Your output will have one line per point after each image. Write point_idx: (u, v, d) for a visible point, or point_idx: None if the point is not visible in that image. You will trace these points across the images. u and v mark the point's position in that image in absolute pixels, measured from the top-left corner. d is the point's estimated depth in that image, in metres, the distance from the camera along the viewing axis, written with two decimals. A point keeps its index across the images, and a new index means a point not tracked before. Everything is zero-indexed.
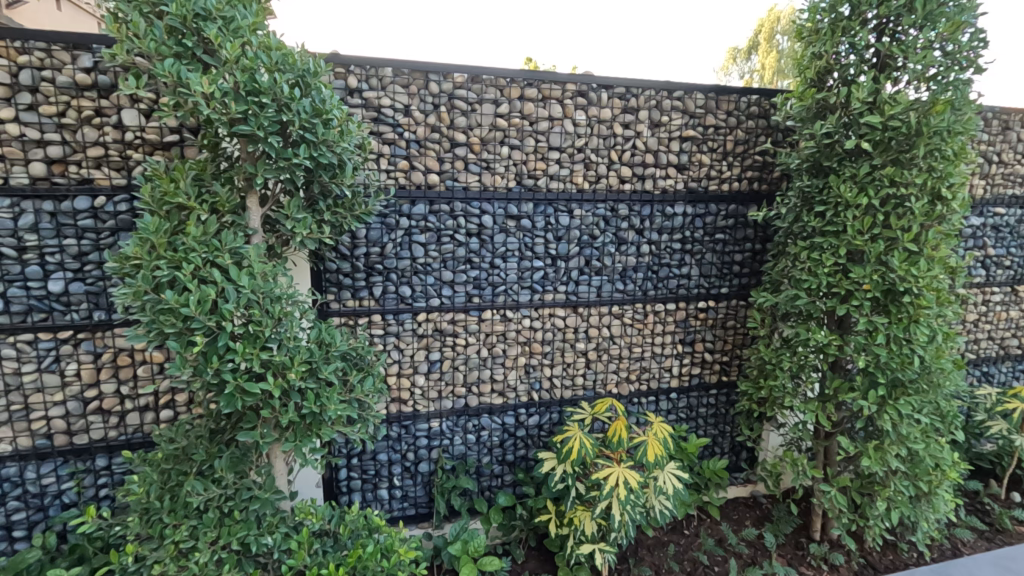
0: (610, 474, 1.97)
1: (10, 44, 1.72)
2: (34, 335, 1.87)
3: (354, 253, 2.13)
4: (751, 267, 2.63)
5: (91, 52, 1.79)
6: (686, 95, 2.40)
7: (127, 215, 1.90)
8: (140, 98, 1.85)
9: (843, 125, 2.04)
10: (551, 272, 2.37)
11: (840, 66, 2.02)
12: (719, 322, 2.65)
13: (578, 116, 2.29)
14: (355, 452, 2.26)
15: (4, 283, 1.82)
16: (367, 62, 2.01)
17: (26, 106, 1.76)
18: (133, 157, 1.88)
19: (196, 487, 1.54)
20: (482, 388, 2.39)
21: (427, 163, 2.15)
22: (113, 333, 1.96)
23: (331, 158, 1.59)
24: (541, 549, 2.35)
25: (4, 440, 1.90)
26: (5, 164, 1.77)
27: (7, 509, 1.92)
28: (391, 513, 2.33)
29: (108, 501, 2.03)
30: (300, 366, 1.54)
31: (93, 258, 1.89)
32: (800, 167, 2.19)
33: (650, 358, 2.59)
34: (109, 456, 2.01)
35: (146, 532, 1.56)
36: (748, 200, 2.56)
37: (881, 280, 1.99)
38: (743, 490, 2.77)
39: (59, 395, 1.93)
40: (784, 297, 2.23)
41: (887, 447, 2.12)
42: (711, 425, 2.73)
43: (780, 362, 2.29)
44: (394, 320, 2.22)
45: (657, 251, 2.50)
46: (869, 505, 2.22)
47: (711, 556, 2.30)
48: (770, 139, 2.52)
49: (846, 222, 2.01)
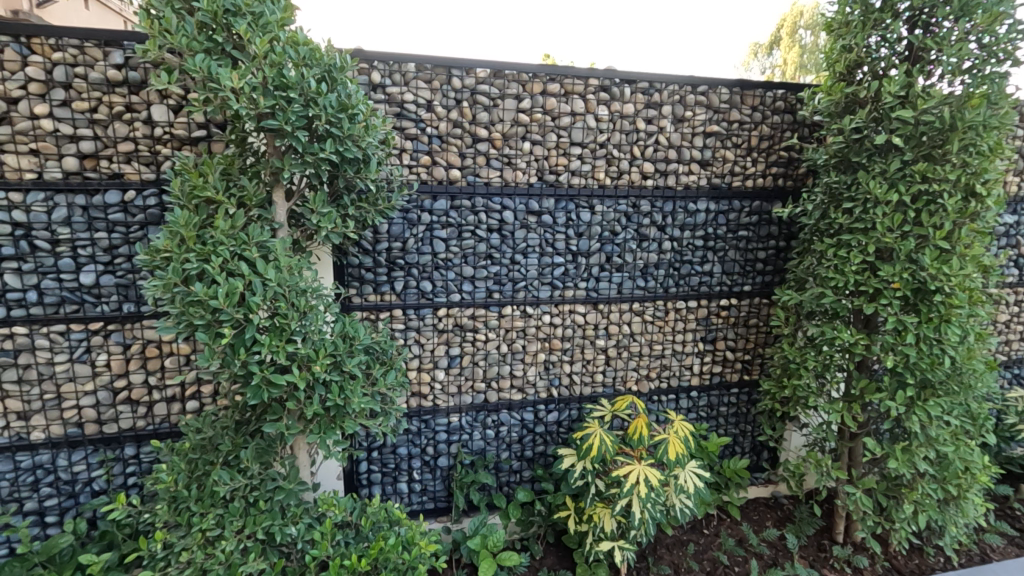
0: (630, 472, 1.96)
1: (45, 41, 1.76)
2: (67, 326, 1.92)
3: (375, 248, 2.14)
4: (775, 265, 2.59)
5: (122, 48, 1.82)
6: (710, 89, 2.37)
7: (155, 209, 1.93)
8: (169, 94, 1.88)
9: (873, 120, 1.99)
10: (571, 268, 2.37)
11: (870, 60, 1.98)
12: (741, 320, 2.61)
13: (601, 112, 2.27)
14: (375, 446, 2.28)
15: (39, 274, 1.86)
16: (390, 58, 2.02)
17: (60, 102, 1.80)
18: (162, 152, 1.91)
19: (223, 477, 1.56)
20: (501, 384, 2.39)
21: (449, 158, 2.16)
22: (142, 325, 1.99)
23: (356, 153, 1.60)
24: (560, 545, 2.35)
25: (37, 428, 1.95)
26: (39, 159, 1.81)
27: (40, 495, 1.98)
28: (410, 507, 2.35)
29: (136, 489, 2.08)
30: (325, 359, 1.56)
31: (123, 251, 1.93)
32: (828, 163, 2.15)
33: (671, 356, 2.57)
34: (137, 445, 2.06)
35: (174, 520, 1.59)
36: (772, 197, 2.52)
37: (911, 279, 1.95)
38: (764, 490, 2.74)
39: (89, 385, 1.98)
40: (809, 294, 2.19)
41: (916, 449, 2.07)
42: (731, 425, 2.70)
43: (804, 362, 2.25)
44: (415, 315, 2.23)
45: (679, 248, 2.47)
46: (895, 508, 2.17)
47: (732, 557, 2.28)
48: (796, 134, 2.48)
49: (875, 219, 1.97)
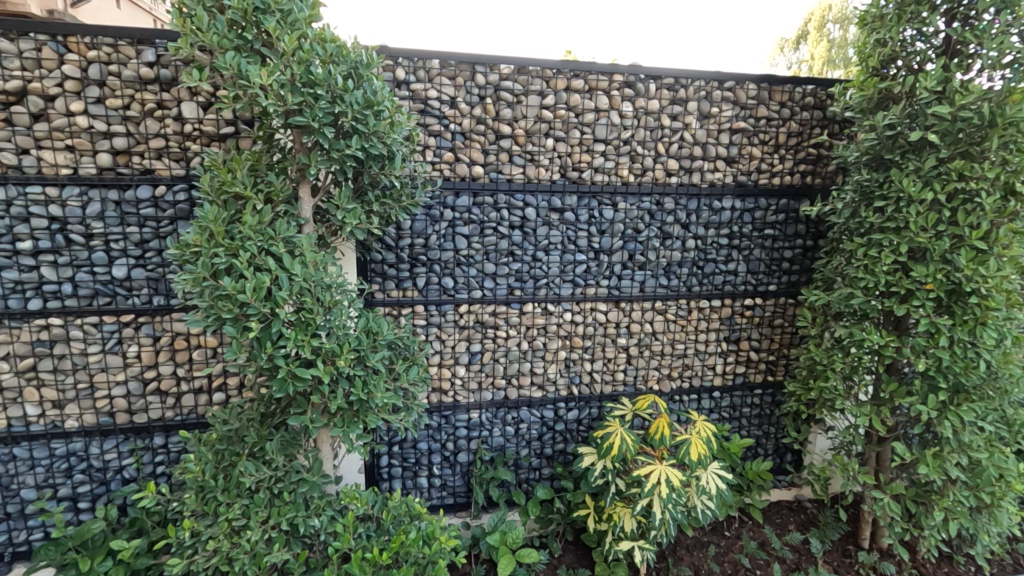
0: (651, 471, 1.94)
1: (80, 39, 1.80)
2: (100, 318, 1.98)
3: (398, 244, 2.15)
4: (801, 264, 2.54)
5: (154, 46, 1.85)
6: (737, 85, 2.33)
7: (185, 205, 1.97)
8: (199, 91, 1.91)
9: (908, 116, 1.94)
10: (593, 265, 2.35)
11: (905, 54, 1.93)
12: (766, 320, 2.57)
13: (625, 108, 2.25)
14: (396, 440, 2.29)
15: (73, 268, 1.92)
16: (415, 54, 2.02)
17: (94, 99, 1.85)
18: (191, 148, 1.95)
19: (249, 467, 1.60)
20: (522, 381, 2.39)
21: (472, 155, 2.16)
22: (172, 318, 2.03)
23: (381, 150, 1.61)
24: (578, 543, 2.34)
25: (71, 417, 2.01)
26: (75, 155, 1.87)
27: (74, 481, 2.04)
28: (430, 501, 2.37)
29: (165, 478, 2.13)
30: (349, 354, 1.57)
31: (154, 245, 1.97)
32: (859, 160, 2.09)
33: (693, 356, 2.54)
34: (166, 435, 2.10)
35: (201, 509, 1.62)
36: (800, 195, 2.47)
37: (945, 279, 1.89)
38: (787, 493, 2.70)
39: (121, 375, 2.03)
40: (838, 294, 2.14)
41: (947, 455, 2.01)
42: (755, 426, 2.66)
43: (831, 363, 2.21)
44: (436, 311, 2.24)
45: (703, 246, 2.44)
46: (924, 515, 2.12)
47: (754, 559, 2.26)
48: (826, 131, 2.42)
49: (908, 218, 1.91)
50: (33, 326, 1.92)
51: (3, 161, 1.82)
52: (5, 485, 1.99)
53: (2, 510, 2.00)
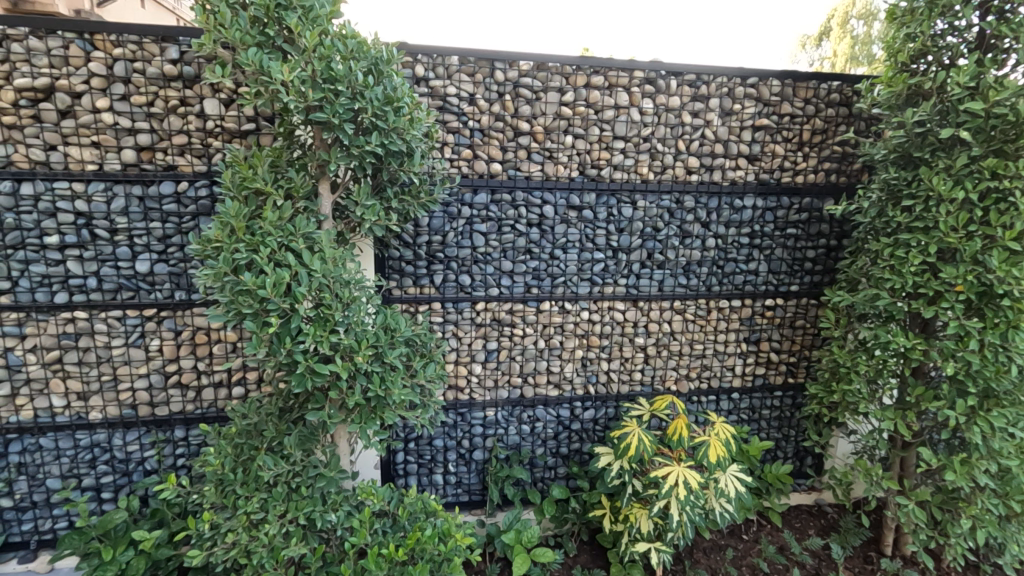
0: (669, 473, 1.92)
1: (106, 37, 1.83)
2: (123, 312, 2.01)
3: (416, 241, 2.16)
4: (825, 264, 2.49)
5: (177, 44, 1.87)
6: (761, 81, 2.29)
7: (206, 200, 1.99)
8: (221, 88, 1.93)
9: (939, 113, 1.89)
10: (612, 264, 2.33)
11: (936, 49, 1.88)
12: (788, 321, 2.52)
13: (645, 105, 2.22)
14: (412, 437, 2.30)
15: (98, 262, 1.95)
16: (434, 51, 2.02)
17: (120, 96, 1.88)
18: (213, 145, 1.96)
19: (267, 462, 1.60)
20: (538, 379, 2.38)
21: (491, 152, 2.15)
22: (193, 312, 2.06)
23: (401, 146, 1.60)
24: (594, 543, 2.32)
25: (95, 408, 2.05)
26: (101, 151, 1.90)
27: (97, 472, 2.08)
28: (445, 498, 2.37)
29: (185, 470, 2.16)
30: (367, 350, 1.57)
31: (176, 241, 2.00)
32: (887, 158, 2.04)
33: (712, 357, 2.51)
34: (186, 428, 2.13)
35: (221, 502, 1.63)
36: (824, 193, 2.42)
37: (976, 281, 1.83)
38: (807, 498, 2.65)
39: (143, 368, 2.06)
40: (863, 296, 2.09)
41: (976, 462, 1.95)
42: (774, 428, 2.62)
43: (855, 366, 2.16)
44: (453, 308, 2.24)
45: (723, 245, 2.40)
46: (951, 522, 2.06)
47: (773, 564, 2.22)
48: (851, 128, 2.37)
49: (938, 218, 1.86)
50: (59, 319, 1.96)
51: (32, 157, 1.86)
52: (32, 474, 2.04)
53: (29, 499, 2.05)
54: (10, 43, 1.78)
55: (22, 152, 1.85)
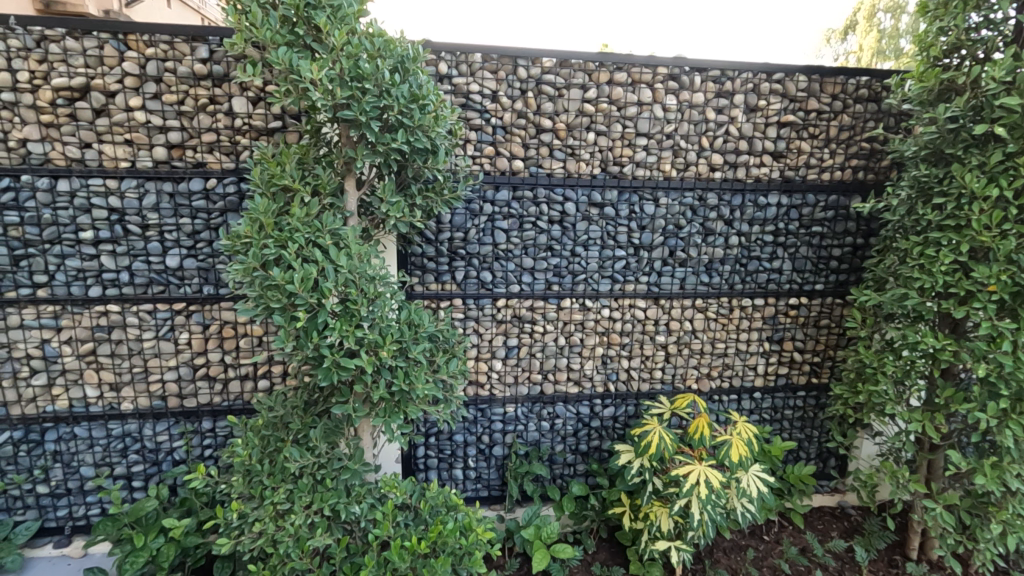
0: (690, 472, 1.90)
1: (139, 37, 1.88)
2: (154, 306, 2.06)
3: (438, 238, 2.17)
4: (850, 263, 2.45)
5: (207, 43, 1.91)
6: (787, 77, 2.26)
7: (234, 197, 2.02)
8: (249, 86, 1.96)
9: (972, 108, 1.84)
10: (633, 262, 2.32)
11: (970, 43, 1.83)
12: (812, 321, 2.49)
13: (669, 101, 2.21)
14: (433, 432, 2.32)
15: (131, 257, 2.01)
16: (457, 48, 2.03)
17: (152, 95, 1.92)
18: (241, 142, 2.00)
19: (294, 454, 1.63)
20: (558, 376, 2.38)
21: (513, 149, 2.16)
22: (220, 307, 2.10)
23: (426, 143, 1.61)
24: (613, 541, 2.32)
25: (127, 399, 2.11)
26: (133, 149, 1.95)
27: (129, 461, 2.15)
28: (465, 493, 2.39)
29: (212, 461, 2.21)
30: (392, 345, 1.59)
31: (205, 236, 2.04)
32: (917, 155, 2.00)
33: (734, 355, 2.49)
34: (213, 420, 2.18)
35: (248, 492, 1.67)
36: (851, 191, 2.38)
37: (1010, 281, 1.78)
38: (830, 500, 2.62)
39: (172, 361, 2.11)
40: (890, 295, 2.05)
41: (1007, 466, 1.91)
42: (797, 429, 2.59)
43: (882, 366, 2.12)
44: (474, 305, 2.25)
45: (746, 243, 2.38)
46: (980, 527, 2.01)
47: (795, 566, 2.20)
48: (880, 124, 2.33)
49: (970, 216, 1.81)
50: (93, 312, 2.02)
51: (68, 155, 1.91)
52: (66, 461, 2.11)
53: (64, 486, 2.12)
54: (47, 43, 1.84)
55: (58, 150, 1.91)
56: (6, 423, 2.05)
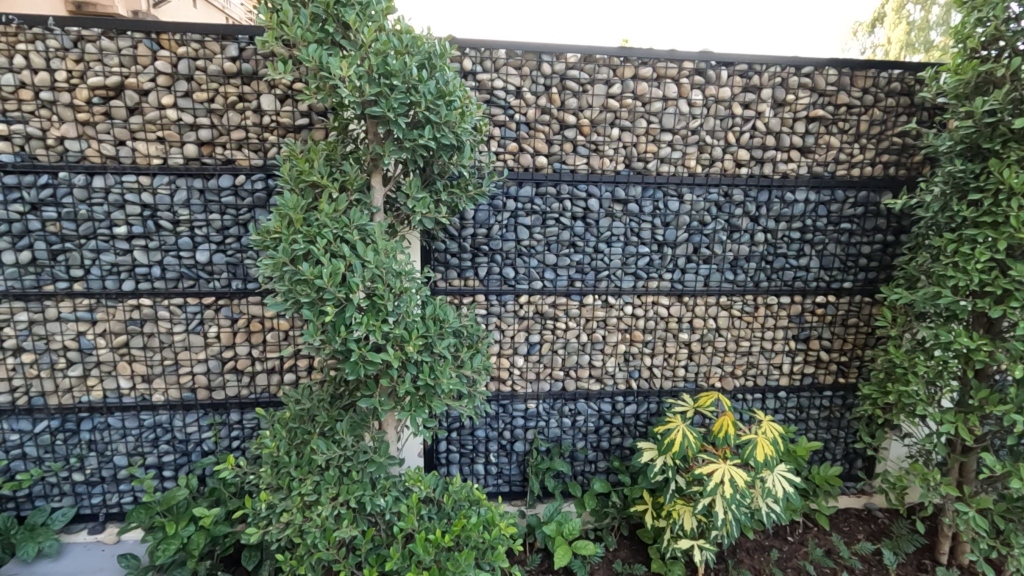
0: (714, 471, 1.89)
1: (172, 36, 1.92)
2: (184, 299, 2.10)
3: (461, 234, 2.18)
4: (880, 261, 2.40)
5: (237, 42, 1.94)
6: (816, 70, 2.22)
7: (262, 193, 2.05)
8: (277, 84, 1.99)
9: (1011, 101, 1.79)
10: (656, 258, 2.30)
11: (1009, 33, 1.77)
12: (839, 319, 2.44)
13: (694, 96, 2.18)
14: (455, 427, 2.34)
15: (162, 252, 2.05)
16: (482, 44, 2.04)
17: (183, 93, 1.96)
18: (269, 139, 2.02)
19: (320, 446, 1.66)
20: (580, 373, 2.37)
21: (537, 145, 2.15)
22: (248, 301, 2.14)
23: (452, 140, 1.62)
24: (634, 539, 2.32)
25: (158, 391, 2.17)
26: (165, 146, 1.99)
27: (159, 451, 2.20)
28: (486, 488, 2.40)
29: (239, 452, 2.25)
30: (417, 340, 1.61)
31: (233, 232, 2.08)
32: (953, 149, 1.95)
33: (758, 354, 2.45)
34: (241, 412, 2.22)
35: (276, 483, 1.69)
36: (882, 187, 2.33)
37: None
38: (856, 501, 2.57)
39: (202, 354, 2.16)
40: (923, 294, 2.00)
41: None
42: (822, 429, 2.55)
43: (913, 366, 2.08)
44: (496, 301, 2.25)
45: (772, 240, 2.34)
46: (1015, 532, 1.96)
47: (820, 567, 2.17)
48: (913, 118, 2.28)
49: (1008, 212, 1.76)
50: (126, 305, 2.08)
51: (103, 152, 1.96)
52: (100, 451, 2.17)
53: (98, 474, 2.18)
54: (84, 43, 1.89)
55: (94, 147, 1.96)
56: (44, 412, 2.11)
